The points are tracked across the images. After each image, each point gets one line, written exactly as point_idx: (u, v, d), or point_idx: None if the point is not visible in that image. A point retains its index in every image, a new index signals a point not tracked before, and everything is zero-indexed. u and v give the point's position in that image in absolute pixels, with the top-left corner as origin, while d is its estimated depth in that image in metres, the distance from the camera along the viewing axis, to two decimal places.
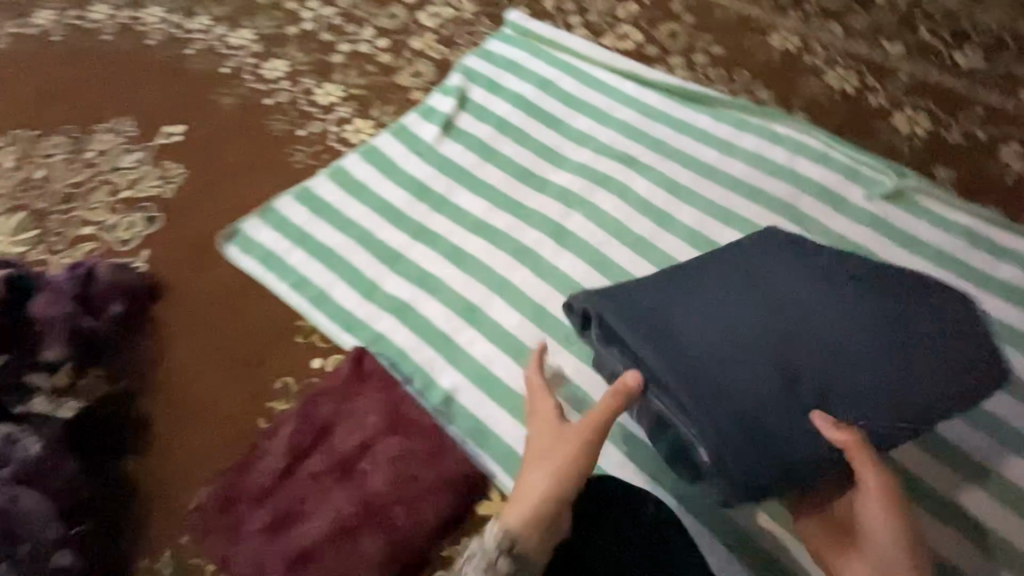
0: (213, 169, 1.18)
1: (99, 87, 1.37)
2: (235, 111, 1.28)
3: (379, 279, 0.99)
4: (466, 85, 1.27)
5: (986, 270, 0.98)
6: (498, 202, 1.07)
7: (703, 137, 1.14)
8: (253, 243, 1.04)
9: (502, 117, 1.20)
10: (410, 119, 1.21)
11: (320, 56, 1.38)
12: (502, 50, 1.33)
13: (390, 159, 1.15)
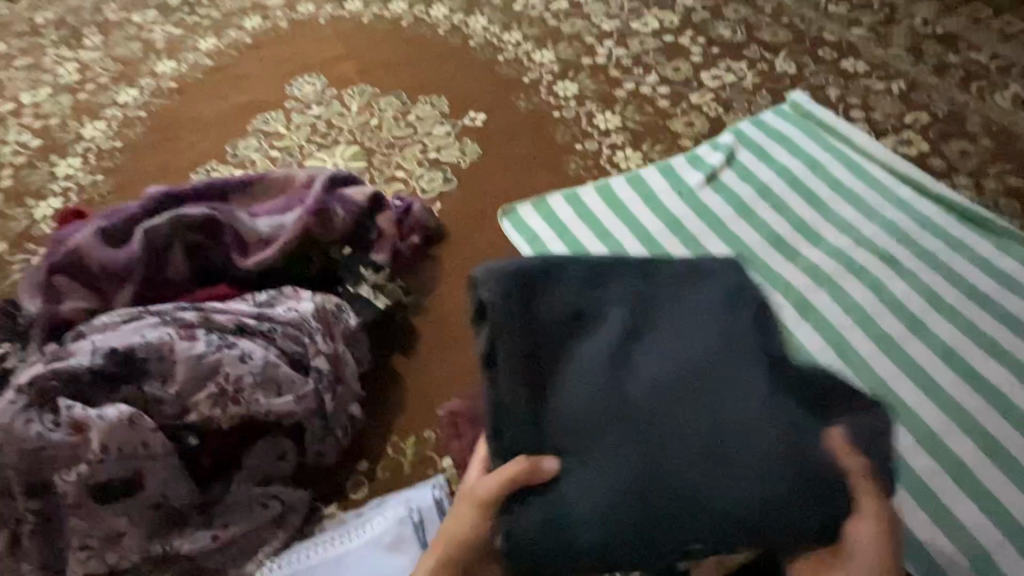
0: (504, 156, 1.41)
1: (424, 66, 1.67)
2: (529, 114, 1.51)
3: None
4: (735, 145, 1.35)
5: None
6: (748, 259, 1.14)
7: (921, 252, 1.12)
8: (523, 222, 1.23)
9: (765, 183, 1.26)
10: (677, 161, 1.32)
11: (606, 87, 1.56)
12: (775, 122, 1.39)
13: (651, 190, 1.27)
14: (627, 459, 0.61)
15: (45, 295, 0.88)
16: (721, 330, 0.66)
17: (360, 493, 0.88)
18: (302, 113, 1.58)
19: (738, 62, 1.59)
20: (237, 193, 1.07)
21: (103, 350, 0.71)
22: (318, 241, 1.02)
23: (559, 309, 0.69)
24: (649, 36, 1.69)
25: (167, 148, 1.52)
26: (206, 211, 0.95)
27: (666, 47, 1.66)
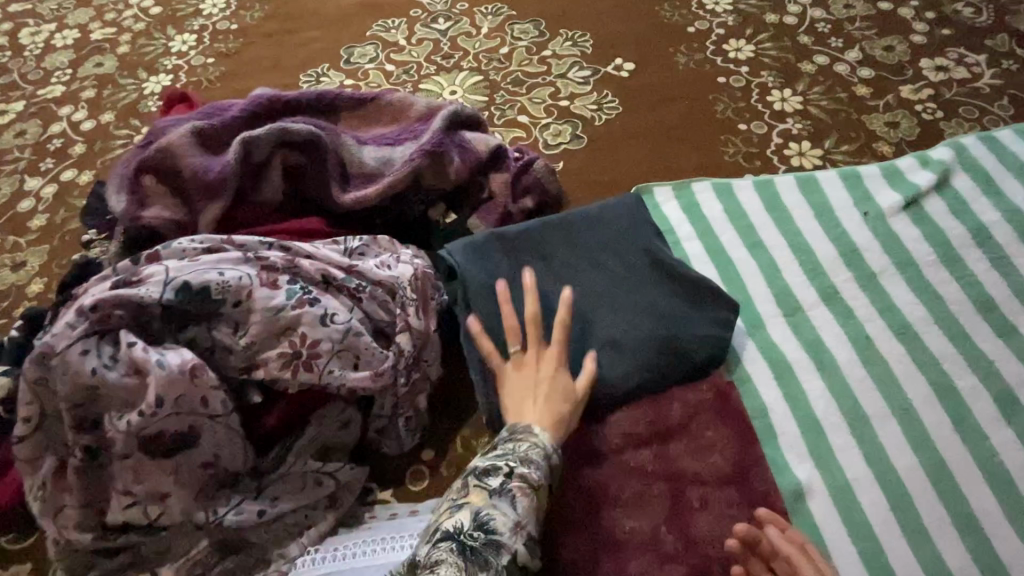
0: (648, 124, 1.18)
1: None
2: (688, 74, 1.24)
3: (767, 319, 0.89)
4: (952, 166, 1.03)
5: None
6: (940, 320, 0.88)
7: None
8: (657, 207, 1.02)
9: (986, 226, 0.96)
10: (868, 172, 1.03)
11: (790, 56, 1.25)
12: (1013, 144, 1.05)
13: (827, 203, 1.00)
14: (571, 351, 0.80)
15: (131, 194, 0.79)
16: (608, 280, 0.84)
17: (419, 486, 0.76)
18: (426, 26, 1.39)
19: (976, 54, 1.22)
20: (347, 112, 0.93)
21: (174, 285, 0.62)
22: (424, 192, 0.89)
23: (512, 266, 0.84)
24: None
25: (281, 40, 1.39)
26: (313, 129, 0.83)
27: (879, 16, 1.30)
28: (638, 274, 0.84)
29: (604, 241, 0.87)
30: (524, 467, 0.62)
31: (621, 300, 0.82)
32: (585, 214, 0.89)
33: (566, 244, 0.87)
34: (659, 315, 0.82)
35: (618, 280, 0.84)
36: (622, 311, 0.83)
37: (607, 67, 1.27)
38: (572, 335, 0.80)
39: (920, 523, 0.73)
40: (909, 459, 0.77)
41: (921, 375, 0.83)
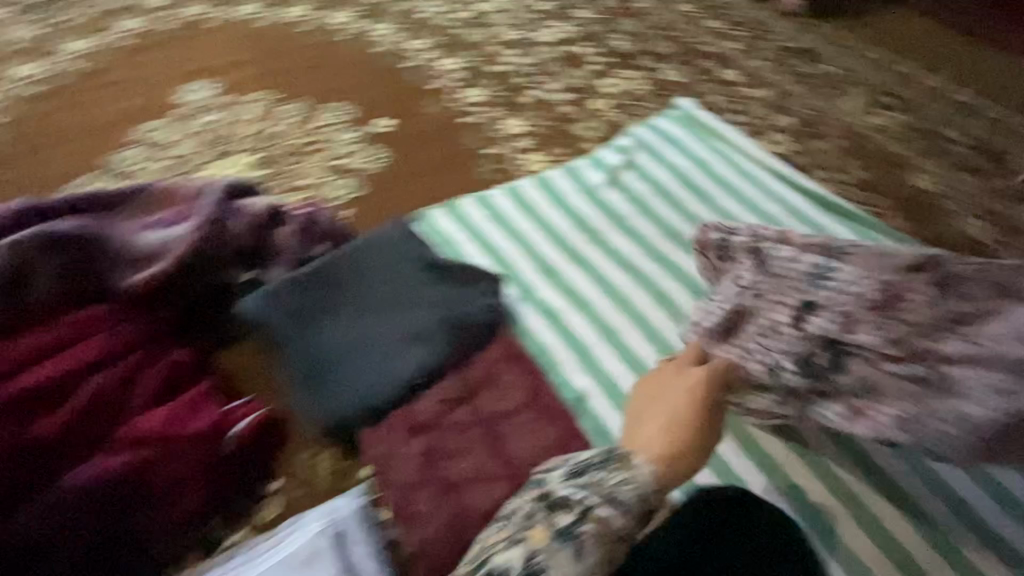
0: (415, 165, 1.40)
1: (328, 71, 1.61)
2: (438, 120, 1.51)
3: (534, 284, 1.14)
4: (631, 147, 1.44)
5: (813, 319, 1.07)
6: (649, 253, 1.19)
7: (740, 205, 1.31)
8: (439, 225, 1.23)
9: (663, 185, 1.34)
10: (579, 163, 1.38)
11: (508, 94, 1.61)
12: (667, 126, 1.49)
13: (559, 192, 1.32)
14: (366, 354, 0.95)
15: None
16: (396, 285, 1.02)
17: (264, 517, 0.86)
18: (184, 123, 1.47)
19: (629, 71, 1.71)
20: (113, 205, 0.98)
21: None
22: (211, 257, 0.96)
23: (307, 299, 0.98)
24: (546, 45, 1.77)
25: (24, 160, 1.36)
26: (75, 226, 0.89)
27: (564, 55, 1.74)
28: (421, 275, 1.02)
29: (392, 257, 1.04)
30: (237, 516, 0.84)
31: (408, 300, 1.00)
32: (374, 241, 1.06)
33: (361, 268, 1.02)
34: (440, 303, 1.00)
35: (411, 285, 1.02)
36: (419, 307, 1.00)
37: (371, 126, 1.48)
38: (370, 340, 0.97)
39: None
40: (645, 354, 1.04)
41: (638, 291, 1.12)
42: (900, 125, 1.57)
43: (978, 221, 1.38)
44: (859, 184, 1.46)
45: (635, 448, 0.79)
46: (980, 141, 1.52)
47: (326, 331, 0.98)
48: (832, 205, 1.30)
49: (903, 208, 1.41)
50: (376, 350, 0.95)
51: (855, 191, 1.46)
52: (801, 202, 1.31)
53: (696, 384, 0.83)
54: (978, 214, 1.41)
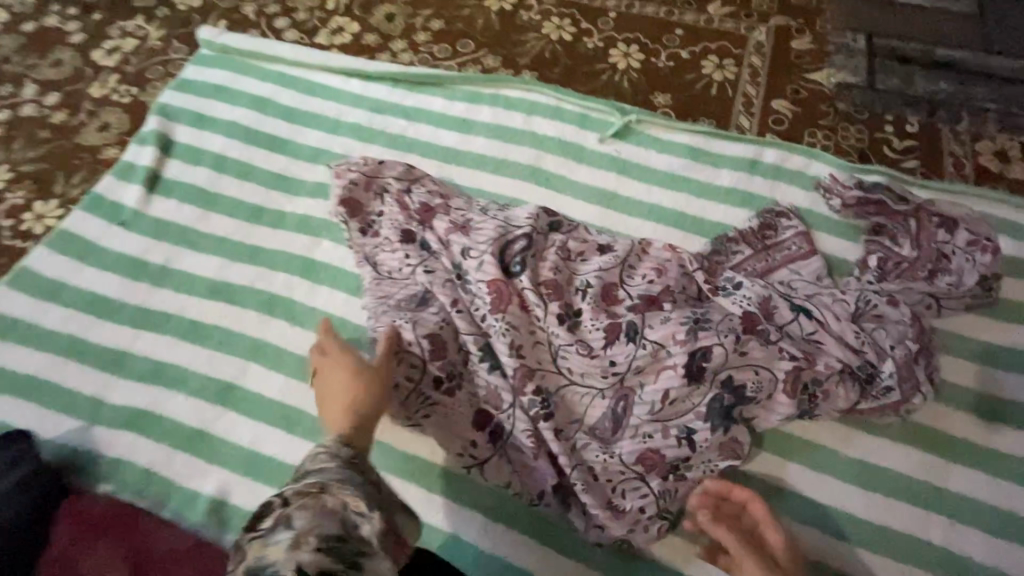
0: (252, 183, 1.18)
1: (147, 91, 1.36)
2: (279, 123, 1.26)
3: (209, 423, 0.93)
4: (325, 139, 1.24)
5: (704, 217, 1.11)
6: (321, 329, 1.01)
7: (593, 160, 1.19)
8: (269, 266, 1.08)
9: (259, 176, 1.19)
10: (284, 199, 1.16)
11: (68, 89, 1.37)
12: (399, 99, 1.29)
13: (237, 245, 1.11)
14: None
15: None
16: None
17: None
18: None
19: (132, 20, 1.47)
20: None
21: None
22: None
23: None
24: (17, 30, 1.47)
25: None
26: None
27: (109, 13, 1.49)
28: (76, 410, 0.95)
29: (222, 337, 1.01)
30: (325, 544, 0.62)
31: (82, 467, 0.91)
32: (205, 321, 1.03)
33: (191, 353, 1.00)
34: (139, 457, 0.91)
35: (239, 367, 0.98)
36: (245, 391, 0.96)
37: None
38: None
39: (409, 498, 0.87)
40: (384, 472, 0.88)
41: None
42: (829, 69, 1.29)
43: (939, 142, 1.19)
44: (776, 143, 1.17)
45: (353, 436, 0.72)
46: (796, 9, 1.38)
47: (150, 426, 0.93)
48: (732, 190, 1.13)
49: (714, 120, 1.26)
50: (198, 440, 0.92)
51: (776, 149, 1.17)
52: (693, 191, 1.14)
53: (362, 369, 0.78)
54: (791, 38, 1.34)
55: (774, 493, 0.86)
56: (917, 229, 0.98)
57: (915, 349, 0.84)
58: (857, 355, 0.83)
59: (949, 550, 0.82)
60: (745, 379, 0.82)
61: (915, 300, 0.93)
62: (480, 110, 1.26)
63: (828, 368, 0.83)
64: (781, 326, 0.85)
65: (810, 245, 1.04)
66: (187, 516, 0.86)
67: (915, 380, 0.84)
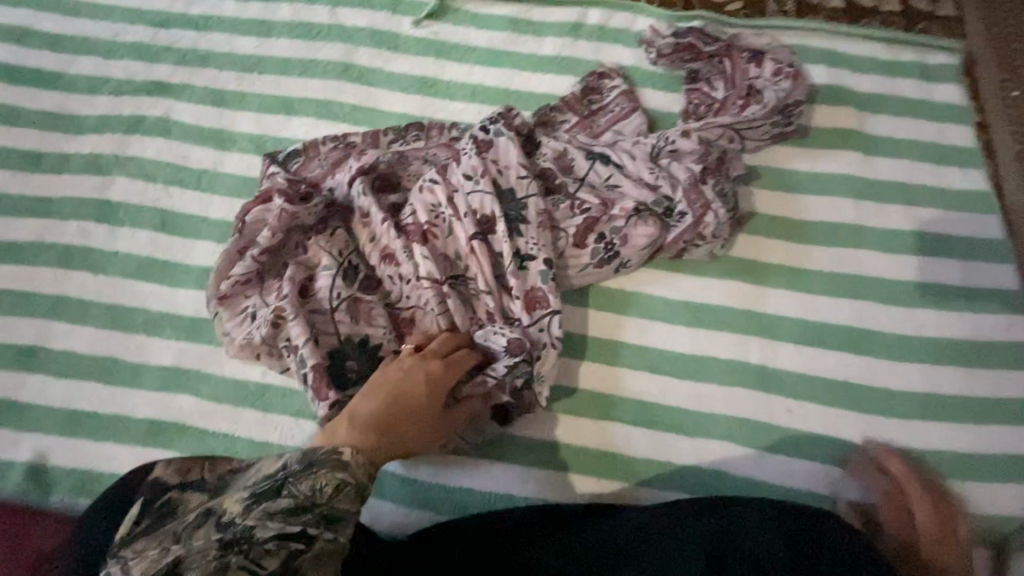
0: (22, 128, 1.03)
1: None
2: (45, 54, 1.09)
3: (14, 392, 0.86)
4: (103, 66, 1.08)
5: (531, 90, 1.06)
6: (127, 273, 0.92)
7: (409, 47, 1.09)
8: (56, 216, 0.96)
9: (29, 118, 1.04)
10: (64, 140, 1.02)
11: None
12: (184, 8, 1.12)
13: (13, 198, 0.98)
14: None
15: None
16: None
17: None
18: None
19: None
20: None
21: None
22: None
23: None
24: None
25: None
26: None
27: None
28: None
29: (15, 302, 0.91)
30: (285, 495, 0.54)
31: None
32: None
33: None
34: None
35: (41, 328, 0.89)
36: (50, 352, 0.88)
37: None
38: None
39: (244, 422, 0.84)
40: (212, 405, 0.84)
41: (178, 317, 0.89)
42: None
43: None
44: (599, 2, 1.10)
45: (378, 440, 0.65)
46: None
47: None
48: (557, 59, 1.08)
49: None
50: (4, 410, 0.85)
51: (599, 9, 1.10)
52: (517, 65, 1.07)
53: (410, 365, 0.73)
54: None
55: (606, 348, 0.87)
56: (731, 68, 0.98)
57: (700, 170, 0.86)
58: (653, 192, 0.86)
59: (769, 366, 0.86)
60: (530, 238, 0.82)
61: (715, 135, 0.92)
62: (279, 8, 1.12)
63: (623, 211, 0.85)
64: (581, 178, 0.88)
65: (633, 102, 1.01)
66: (3, 488, 0.80)
67: (705, 200, 0.85)
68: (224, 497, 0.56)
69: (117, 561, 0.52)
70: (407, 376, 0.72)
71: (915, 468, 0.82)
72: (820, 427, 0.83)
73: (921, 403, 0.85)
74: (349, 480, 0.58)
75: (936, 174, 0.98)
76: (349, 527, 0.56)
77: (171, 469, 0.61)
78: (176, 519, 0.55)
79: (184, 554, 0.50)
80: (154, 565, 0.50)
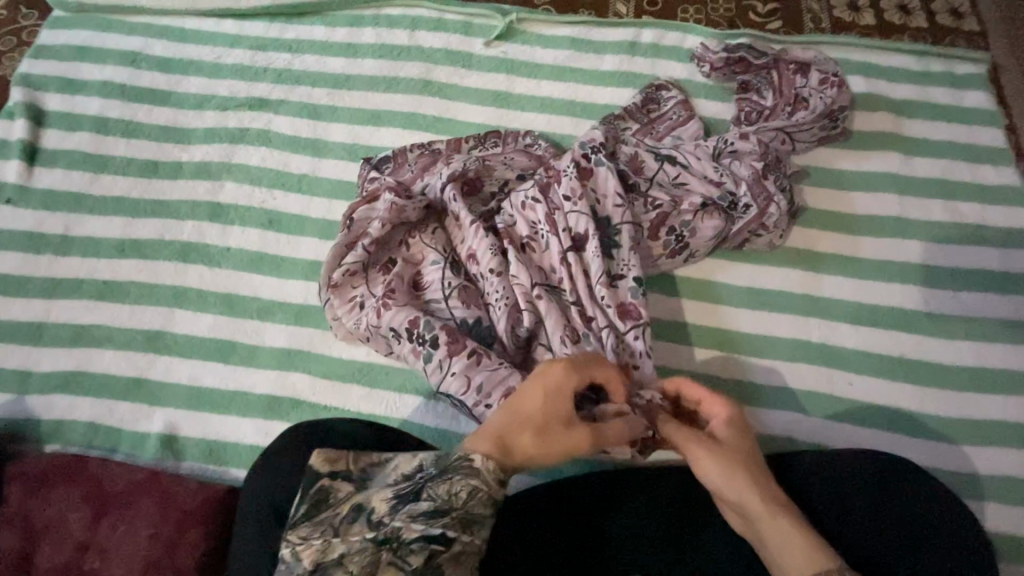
0: (140, 140, 1.15)
1: (4, 64, 1.27)
2: (156, 75, 1.21)
3: (144, 371, 0.95)
4: (208, 84, 1.20)
5: (594, 101, 1.17)
6: (240, 266, 1.03)
7: (482, 64, 1.21)
8: (173, 217, 1.07)
9: (145, 131, 1.16)
10: (178, 150, 1.14)
11: None
12: (278, 33, 1.25)
13: (134, 201, 1.09)
14: None
15: None
16: None
17: None
18: None
19: None
20: None
21: None
22: None
23: None
24: None
25: None
26: None
27: None
28: (3, 387, 0.95)
29: (142, 292, 1.01)
30: (425, 496, 0.60)
31: (24, 437, 0.92)
32: (120, 279, 1.02)
33: (110, 312, 1.00)
34: (80, 415, 0.93)
35: (164, 315, 0.99)
36: (175, 336, 0.98)
37: None
38: None
39: (352, 397, 0.93)
40: (323, 383, 0.93)
41: (289, 304, 0.99)
42: None
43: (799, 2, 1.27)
44: (652, 22, 1.22)
45: (508, 452, 0.65)
46: None
47: (86, 385, 0.94)
48: (617, 74, 1.19)
49: (594, 11, 1.29)
50: (137, 388, 0.94)
51: (653, 29, 1.22)
52: (581, 80, 1.19)
53: (541, 377, 0.69)
54: None
55: (678, 330, 0.96)
56: (779, 79, 1.08)
57: (761, 167, 0.95)
58: (718, 188, 0.96)
59: (829, 345, 0.94)
60: (621, 257, 0.91)
61: (769, 137, 1.02)
62: (363, 32, 1.25)
63: (692, 206, 0.95)
64: (650, 177, 0.98)
65: (690, 110, 1.11)
66: (142, 455, 0.90)
67: (767, 193, 0.94)
68: (370, 494, 0.62)
69: (284, 547, 0.60)
70: (534, 386, 0.69)
71: (970, 435, 0.89)
72: (880, 398, 0.91)
73: (972, 376, 0.92)
74: (482, 485, 0.61)
75: (972, 172, 1.07)
76: (481, 531, 0.60)
77: (321, 461, 0.66)
78: (330, 509, 0.62)
79: (343, 550, 0.57)
80: (316, 555, 0.57)
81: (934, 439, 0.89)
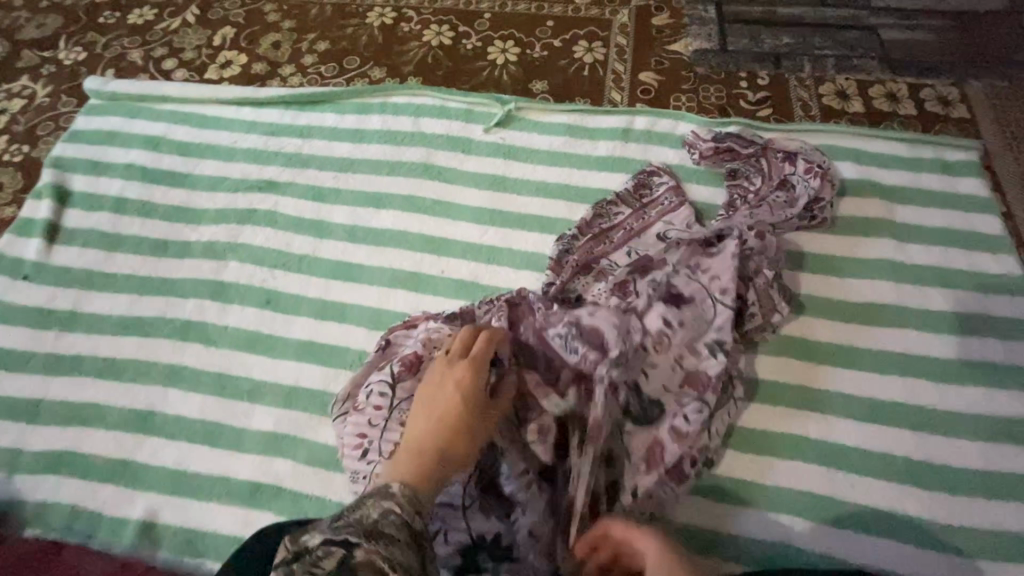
0: (154, 219, 1.21)
1: (40, 146, 1.37)
2: (175, 158, 1.29)
3: (131, 452, 0.96)
4: (222, 167, 1.28)
5: (586, 185, 1.20)
6: (235, 345, 1.05)
7: (481, 149, 1.27)
8: (176, 295, 1.11)
9: (160, 211, 1.22)
10: (188, 229, 1.19)
11: None
12: (292, 118, 1.33)
13: (142, 278, 1.13)
14: None
15: None
16: None
17: None
18: None
19: (18, 80, 1.48)
20: None
21: None
22: None
23: None
24: None
25: None
26: None
27: None
28: None
29: (138, 370, 1.03)
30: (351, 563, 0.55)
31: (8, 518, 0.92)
32: (119, 356, 1.05)
33: (107, 389, 1.02)
34: (64, 496, 0.93)
35: (157, 393, 1.01)
36: (165, 415, 0.98)
37: None
38: None
39: (334, 487, 0.91)
40: (306, 471, 0.92)
41: (280, 386, 1.00)
42: (686, 38, 1.41)
43: (788, 90, 1.32)
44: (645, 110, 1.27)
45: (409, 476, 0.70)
46: None
47: (74, 465, 0.95)
48: (610, 159, 1.23)
49: (589, 99, 1.35)
50: (123, 469, 0.94)
51: (645, 116, 1.27)
52: (575, 164, 1.23)
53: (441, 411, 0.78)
54: (651, 16, 1.46)
55: None
56: (767, 167, 1.11)
57: (771, 276, 0.97)
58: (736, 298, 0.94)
59: (827, 442, 0.90)
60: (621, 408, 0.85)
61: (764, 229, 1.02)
62: (370, 118, 1.32)
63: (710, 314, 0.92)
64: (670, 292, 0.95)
65: (680, 196, 1.12)
66: (119, 542, 0.89)
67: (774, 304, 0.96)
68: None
69: None
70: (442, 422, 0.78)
71: (983, 548, 0.83)
72: (884, 503, 0.86)
73: (983, 480, 0.87)
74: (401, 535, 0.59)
75: (970, 259, 1.05)
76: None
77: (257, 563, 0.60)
78: None
79: None
80: None
81: (945, 552, 0.83)
